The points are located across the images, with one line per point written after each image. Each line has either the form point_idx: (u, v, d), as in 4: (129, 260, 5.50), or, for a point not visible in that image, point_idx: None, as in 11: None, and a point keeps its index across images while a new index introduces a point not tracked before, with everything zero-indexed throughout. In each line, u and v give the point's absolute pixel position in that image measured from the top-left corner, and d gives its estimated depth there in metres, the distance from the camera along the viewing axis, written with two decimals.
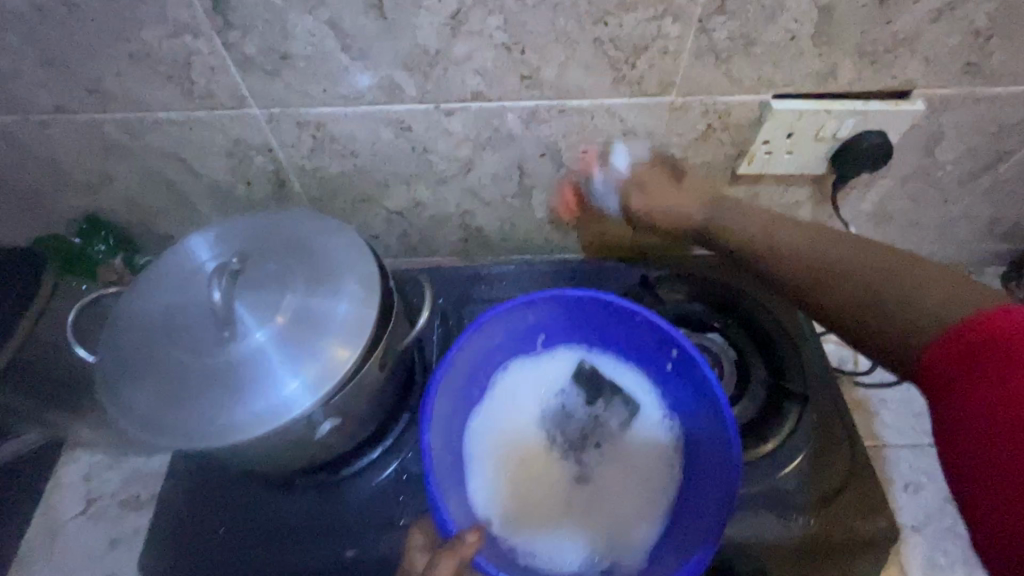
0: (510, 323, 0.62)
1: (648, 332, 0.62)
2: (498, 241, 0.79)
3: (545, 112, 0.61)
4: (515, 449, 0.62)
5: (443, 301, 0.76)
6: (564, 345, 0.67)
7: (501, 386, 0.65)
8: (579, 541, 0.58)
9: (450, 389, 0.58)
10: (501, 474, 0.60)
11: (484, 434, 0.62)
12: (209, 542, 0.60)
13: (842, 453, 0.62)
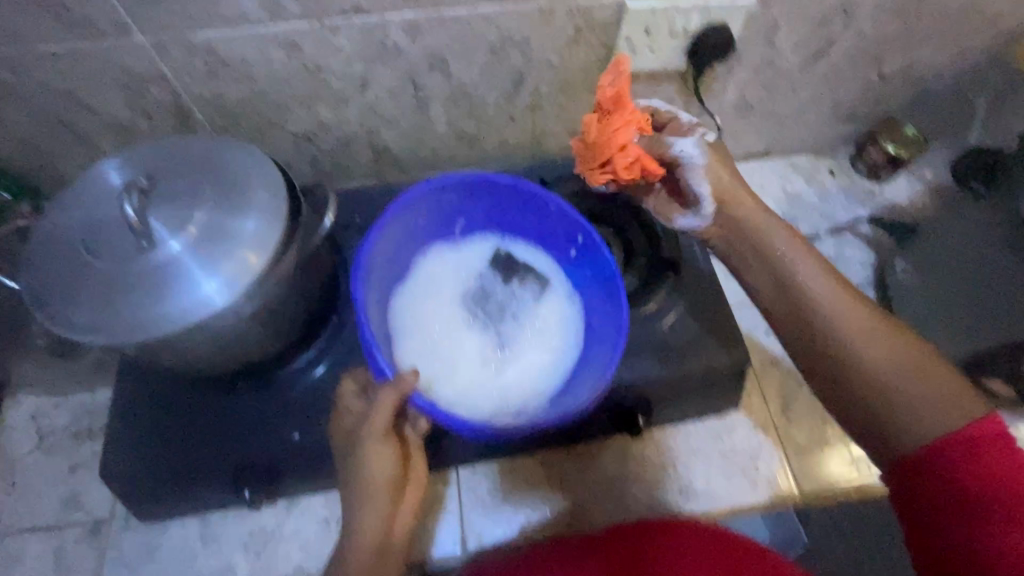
0: (434, 206, 0.70)
1: (553, 215, 0.72)
2: (407, 159, 0.85)
3: (426, 23, 0.66)
4: (439, 319, 0.71)
5: (360, 218, 0.82)
6: (480, 235, 0.76)
7: (425, 268, 0.73)
8: (496, 391, 0.67)
9: (380, 261, 0.66)
10: (425, 340, 0.69)
11: (412, 305, 0.70)
12: (162, 444, 0.66)
13: (709, 303, 0.74)
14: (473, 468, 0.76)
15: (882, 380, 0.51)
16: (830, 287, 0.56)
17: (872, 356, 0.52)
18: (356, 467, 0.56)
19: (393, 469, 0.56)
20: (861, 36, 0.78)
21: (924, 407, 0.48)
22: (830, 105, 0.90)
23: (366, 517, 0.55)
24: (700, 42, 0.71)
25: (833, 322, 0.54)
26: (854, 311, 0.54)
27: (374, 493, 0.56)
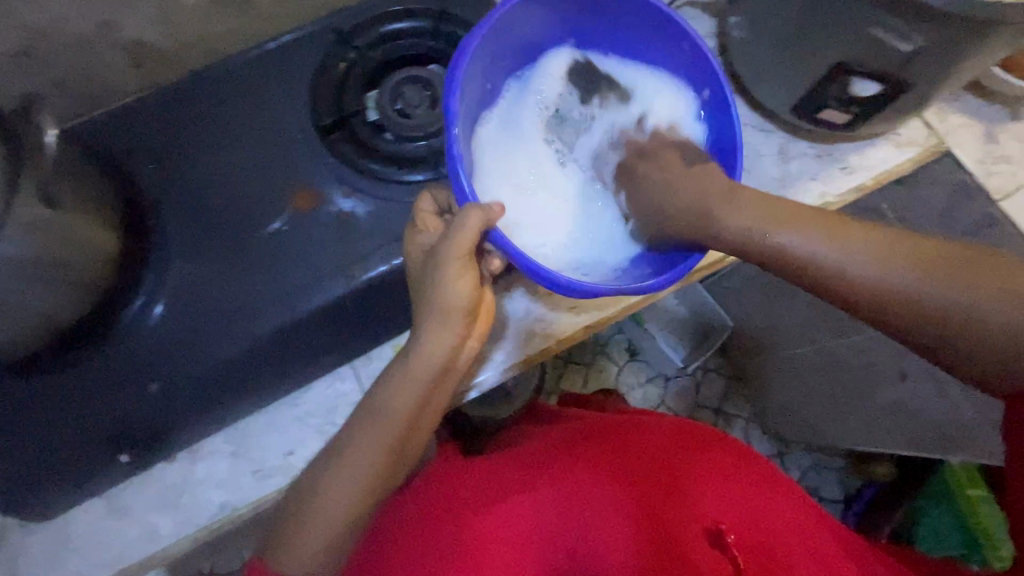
0: (546, 1, 0.61)
1: (643, 17, 0.62)
2: (174, 50, 0.70)
3: None
4: (507, 159, 0.65)
5: (147, 138, 0.69)
6: (567, 49, 0.68)
7: (508, 87, 0.67)
8: (572, 233, 0.66)
9: (484, 65, 0.60)
10: (501, 169, 0.65)
11: (483, 137, 0.65)
12: (22, 422, 0.66)
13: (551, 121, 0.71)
14: (369, 355, 0.71)
15: (955, 320, 0.46)
16: (809, 225, 0.51)
17: (935, 300, 0.47)
18: (424, 295, 0.57)
19: (467, 304, 0.57)
20: None
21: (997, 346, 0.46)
22: None
23: (432, 335, 0.57)
24: None
25: (853, 275, 0.49)
26: (861, 247, 0.49)
27: (448, 320, 0.57)
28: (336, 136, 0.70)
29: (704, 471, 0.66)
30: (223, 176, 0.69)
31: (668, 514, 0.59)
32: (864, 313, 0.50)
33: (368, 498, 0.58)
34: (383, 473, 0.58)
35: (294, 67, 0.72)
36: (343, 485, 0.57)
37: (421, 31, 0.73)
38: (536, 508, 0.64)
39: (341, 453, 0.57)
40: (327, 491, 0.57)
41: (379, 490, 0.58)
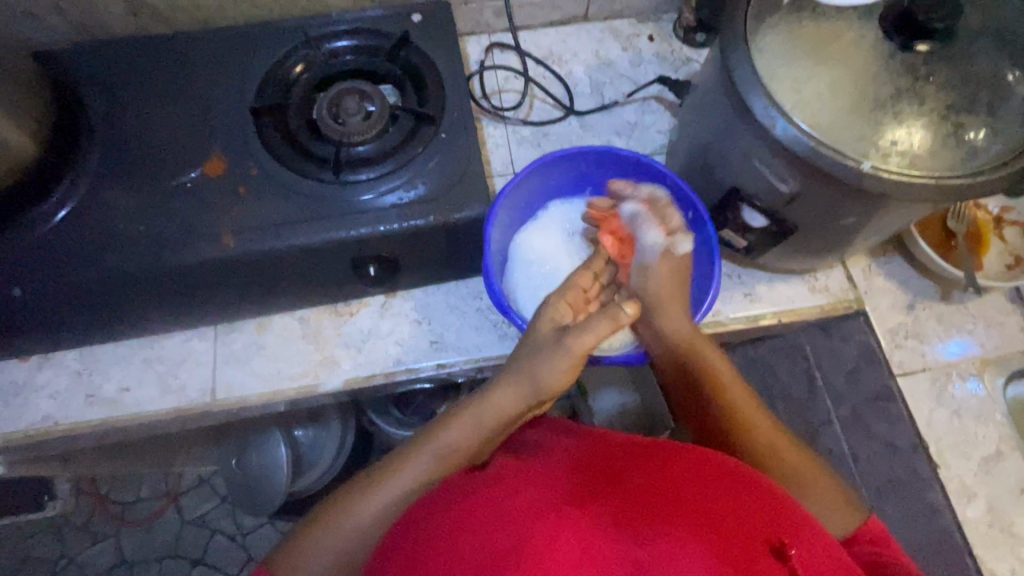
0: (549, 170, 0.76)
1: (628, 166, 0.75)
2: (169, 10, 0.80)
3: None
4: (536, 273, 0.75)
5: (111, 75, 0.77)
6: (578, 195, 0.81)
7: (543, 216, 0.79)
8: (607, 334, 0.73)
9: (513, 202, 0.75)
10: (533, 284, 0.75)
11: (521, 252, 0.77)
12: None
13: (465, 160, 0.74)
14: (234, 325, 0.77)
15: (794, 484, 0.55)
16: (741, 395, 0.61)
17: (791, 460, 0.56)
18: (528, 360, 0.59)
19: (545, 390, 0.58)
20: None
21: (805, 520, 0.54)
22: None
23: (502, 385, 0.59)
24: None
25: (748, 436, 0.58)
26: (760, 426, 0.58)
27: (523, 390, 0.58)
28: (267, 119, 0.75)
29: (819, 540, 0.43)
30: (160, 121, 0.74)
31: (757, 525, 0.41)
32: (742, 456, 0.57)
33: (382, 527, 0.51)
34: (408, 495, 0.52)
35: (263, 46, 0.79)
36: (371, 501, 0.52)
37: (385, 50, 0.79)
38: (602, 522, 0.39)
39: (372, 478, 0.54)
40: (348, 508, 0.52)
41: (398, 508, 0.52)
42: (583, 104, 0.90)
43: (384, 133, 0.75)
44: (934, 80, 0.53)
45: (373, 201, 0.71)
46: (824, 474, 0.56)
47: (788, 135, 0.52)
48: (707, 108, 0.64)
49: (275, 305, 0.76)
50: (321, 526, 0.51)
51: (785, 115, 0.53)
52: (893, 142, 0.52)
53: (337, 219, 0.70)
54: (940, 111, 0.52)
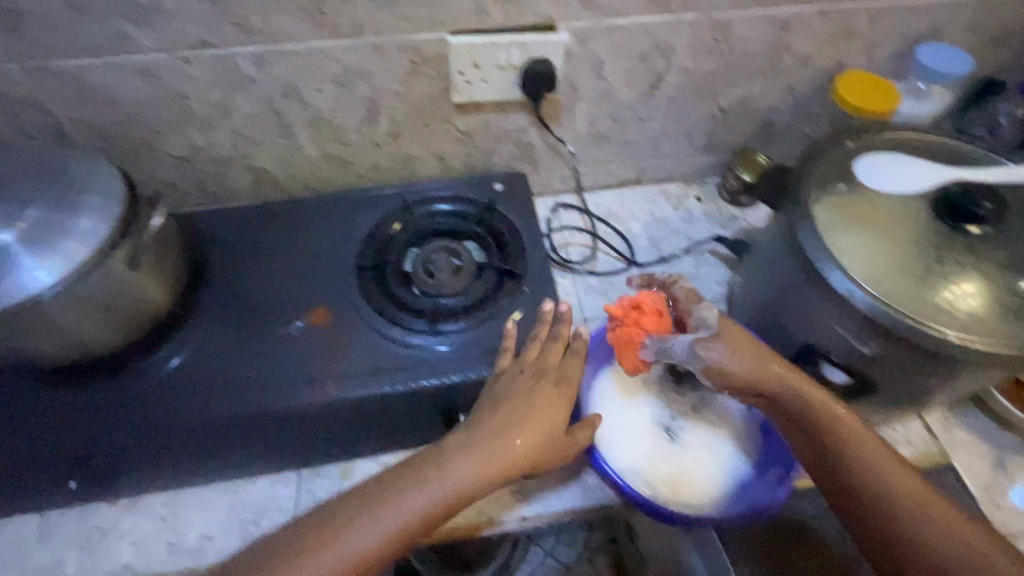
0: None
1: None
2: (286, 180, 0.92)
3: (270, 56, 0.73)
4: (618, 419, 0.75)
5: (232, 233, 0.87)
6: None
7: (620, 360, 0.81)
8: (693, 488, 0.71)
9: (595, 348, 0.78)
10: (616, 429, 0.75)
11: (600, 398, 0.77)
12: None
13: (549, 313, 0.80)
14: (318, 470, 0.78)
15: (912, 502, 0.61)
16: (870, 446, 0.63)
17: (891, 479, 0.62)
18: (498, 404, 0.69)
19: (519, 443, 0.66)
20: (686, 72, 0.86)
21: (932, 540, 0.59)
22: (683, 132, 0.98)
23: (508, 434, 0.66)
24: (525, 71, 0.79)
25: (868, 476, 0.62)
26: (880, 469, 0.62)
27: (535, 432, 0.67)
28: (366, 272, 0.83)
29: None
30: (271, 274, 0.83)
31: None
32: (855, 479, 0.62)
33: (382, 550, 0.60)
34: (409, 524, 0.60)
35: (367, 211, 0.91)
36: (369, 524, 0.60)
37: (471, 211, 0.90)
38: None
39: (369, 511, 0.61)
40: (350, 531, 0.60)
41: (398, 533, 0.60)
42: (644, 256, 0.98)
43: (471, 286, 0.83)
44: (992, 258, 0.59)
45: (463, 349, 0.77)
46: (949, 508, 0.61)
47: (867, 305, 0.57)
48: (779, 271, 0.70)
49: (361, 450, 0.78)
50: (330, 542, 0.59)
51: (861, 286, 0.58)
52: (967, 313, 0.57)
53: (430, 367, 0.75)
54: (1004, 286, 0.58)
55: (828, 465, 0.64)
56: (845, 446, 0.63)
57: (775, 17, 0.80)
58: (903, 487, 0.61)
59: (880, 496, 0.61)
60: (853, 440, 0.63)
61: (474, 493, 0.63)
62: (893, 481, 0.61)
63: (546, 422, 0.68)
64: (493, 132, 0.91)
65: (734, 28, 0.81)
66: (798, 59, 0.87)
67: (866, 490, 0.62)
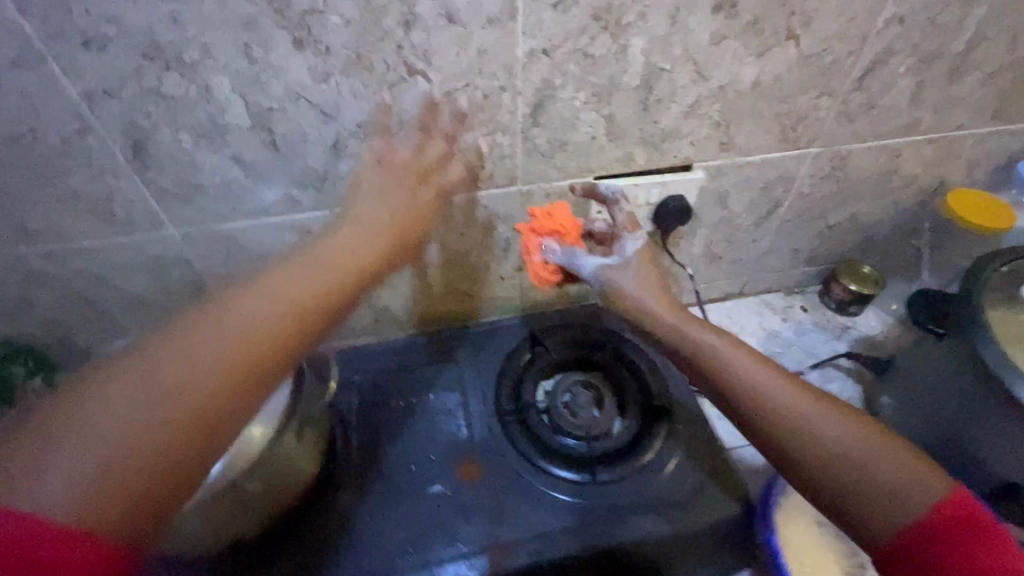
0: None
1: None
2: (406, 316, 0.91)
3: (422, 207, 0.75)
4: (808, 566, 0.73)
5: (360, 378, 0.85)
6: None
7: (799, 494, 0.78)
8: None
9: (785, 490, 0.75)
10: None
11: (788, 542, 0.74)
12: None
13: (706, 454, 0.77)
14: None
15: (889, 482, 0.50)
16: (870, 448, 0.53)
17: (842, 437, 0.53)
18: (364, 189, 0.64)
19: (305, 314, 0.51)
20: (801, 197, 0.89)
21: (894, 485, 0.50)
22: (789, 248, 0.99)
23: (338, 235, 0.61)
24: (660, 208, 0.81)
25: (819, 449, 0.53)
26: (829, 422, 0.54)
27: (381, 232, 0.61)
28: (508, 418, 0.80)
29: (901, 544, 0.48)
30: (409, 424, 0.80)
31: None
32: (840, 480, 0.52)
33: (194, 378, 0.44)
34: (202, 422, 0.43)
35: (492, 346, 0.90)
36: (141, 381, 0.42)
37: (600, 342, 0.88)
38: None
39: (150, 352, 0.44)
40: (120, 393, 0.41)
41: (154, 422, 0.41)
42: None
43: (616, 427, 0.80)
44: None
45: (627, 502, 0.73)
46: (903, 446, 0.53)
47: None
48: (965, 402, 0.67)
49: None
50: (55, 437, 0.39)
51: None
52: None
53: (597, 525, 0.71)
54: None
55: (834, 464, 0.52)
56: (812, 439, 0.54)
57: (890, 147, 0.84)
58: (879, 480, 0.51)
59: (852, 492, 0.51)
60: (831, 428, 0.54)
61: (244, 405, 0.46)
62: (866, 450, 0.53)
63: (352, 266, 0.57)
64: None
65: (850, 158, 0.84)
66: (906, 180, 0.90)
67: (837, 491, 0.52)
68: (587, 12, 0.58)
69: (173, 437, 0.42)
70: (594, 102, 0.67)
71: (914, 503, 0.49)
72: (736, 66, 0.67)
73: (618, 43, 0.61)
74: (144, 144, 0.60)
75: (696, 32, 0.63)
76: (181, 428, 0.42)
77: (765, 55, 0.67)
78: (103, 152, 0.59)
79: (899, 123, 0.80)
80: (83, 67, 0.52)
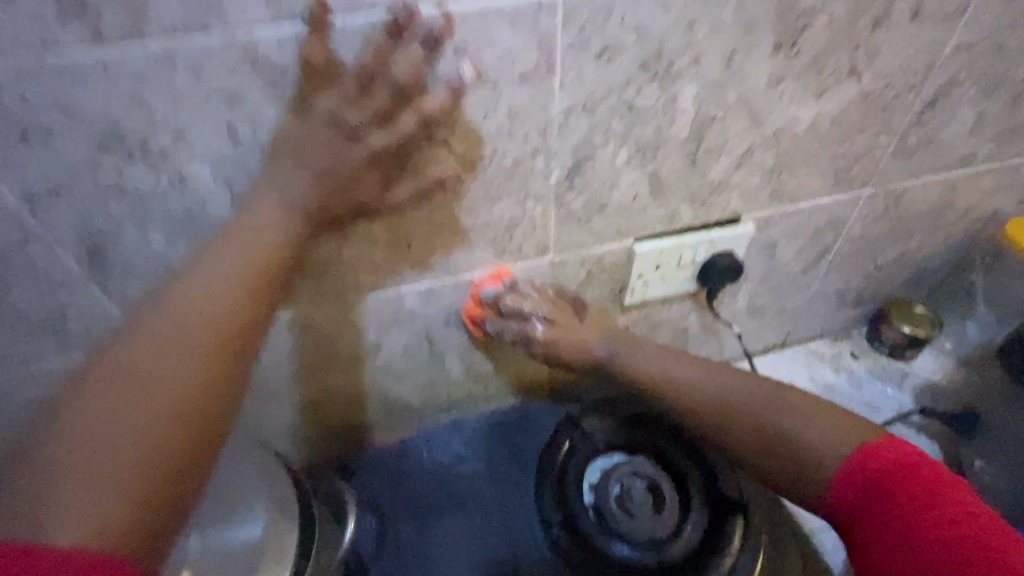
0: None
1: None
2: (423, 406, 0.79)
3: (441, 288, 0.64)
4: None
5: (377, 488, 0.72)
6: None
7: None
8: None
9: None
10: None
11: None
12: None
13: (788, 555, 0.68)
14: None
15: (740, 418, 0.61)
16: (738, 384, 0.63)
17: (702, 387, 0.64)
18: (286, 175, 0.45)
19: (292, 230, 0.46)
20: (852, 239, 0.81)
21: (816, 440, 0.56)
22: (837, 293, 0.90)
23: (291, 180, 0.45)
24: (708, 267, 0.71)
25: (747, 416, 0.61)
26: (742, 383, 0.63)
27: (331, 176, 0.46)
28: (556, 530, 0.68)
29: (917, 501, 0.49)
30: (442, 545, 0.68)
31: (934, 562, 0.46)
32: (717, 417, 0.62)
33: (183, 351, 0.41)
34: (171, 415, 0.39)
35: (526, 434, 0.78)
36: (118, 409, 0.38)
37: (654, 417, 0.74)
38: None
39: (106, 377, 0.39)
40: (89, 426, 0.37)
41: (118, 457, 0.37)
42: None
43: (680, 530, 0.67)
44: None
45: None
46: (845, 414, 0.58)
47: None
48: None
49: None
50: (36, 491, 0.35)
51: None
52: None
53: None
54: None
55: (705, 416, 0.63)
56: (694, 392, 0.64)
57: (946, 181, 0.77)
58: (745, 405, 0.61)
59: (757, 432, 0.60)
60: (699, 373, 0.65)
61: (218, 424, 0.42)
62: (743, 403, 0.61)
63: (319, 153, 0.45)
64: (653, 324, 0.81)
65: (904, 195, 0.77)
66: (959, 213, 0.83)
67: (710, 428, 0.63)
68: (634, 61, 0.50)
69: (129, 477, 0.36)
70: (639, 159, 0.58)
71: (825, 450, 0.55)
72: (792, 109, 0.59)
73: (667, 92, 0.53)
74: (103, 249, 0.48)
75: (752, 76, 0.55)
76: (152, 379, 0.40)
77: (824, 95, 0.59)
78: (49, 261, 0.47)
79: (956, 156, 0.73)
80: (22, 163, 0.41)
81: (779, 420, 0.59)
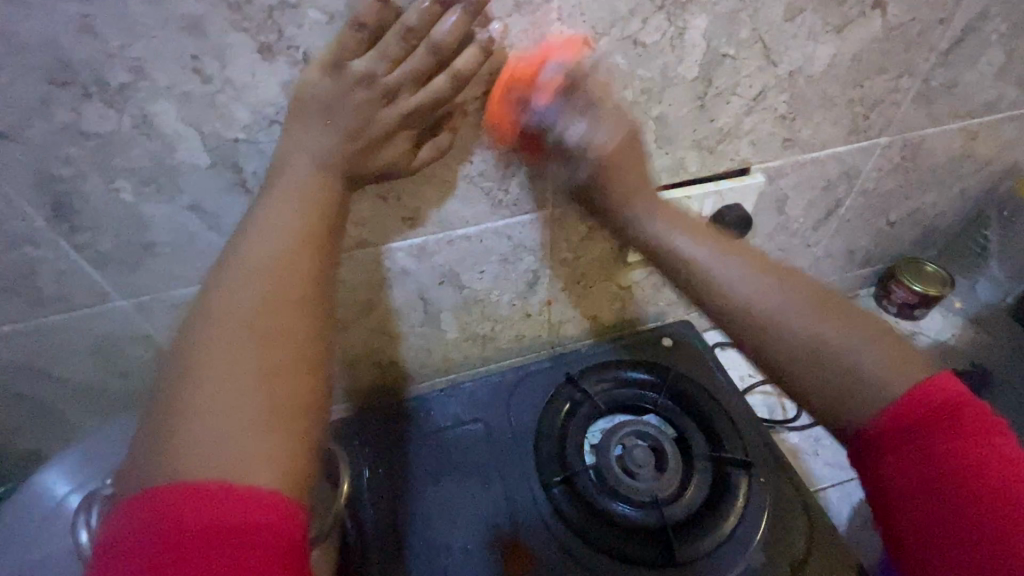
0: None
1: None
2: (419, 369, 0.77)
3: (434, 244, 0.61)
4: None
5: (373, 451, 0.71)
6: None
7: None
8: None
9: None
10: None
11: None
12: None
13: (799, 514, 0.66)
14: None
15: (846, 358, 0.47)
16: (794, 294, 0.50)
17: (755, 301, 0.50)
18: (304, 124, 0.42)
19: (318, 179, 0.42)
20: (865, 192, 0.77)
21: (869, 368, 0.46)
22: (846, 250, 0.87)
23: (306, 130, 0.42)
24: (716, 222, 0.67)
25: (791, 338, 0.48)
26: (828, 317, 0.48)
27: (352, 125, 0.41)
28: (557, 493, 0.66)
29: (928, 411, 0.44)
30: (439, 508, 0.66)
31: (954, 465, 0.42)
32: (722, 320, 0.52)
33: (272, 302, 0.37)
34: (288, 362, 0.36)
35: (527, 395, 0.76)
36: (217, 372, 0.34)
37: (656, 381, 0.74)
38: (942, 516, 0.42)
39: (211, 330, 0.35)
40: (198, 386, 0.33)
41: (246, 411, 0.34)
42: None
43: (683, 490, 0.65)
44: None
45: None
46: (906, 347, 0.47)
47: None
48: None
49: None
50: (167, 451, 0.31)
51: None
52: None
53: None
54: None
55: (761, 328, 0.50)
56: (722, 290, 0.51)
57: (968, 129, 0.72)
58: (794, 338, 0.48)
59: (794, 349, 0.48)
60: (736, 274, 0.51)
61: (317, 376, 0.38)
62: (811, 341, 0.48)
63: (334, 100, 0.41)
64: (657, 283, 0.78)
65: (922, 144, 0.73)
66: (978, 164, 0.79)
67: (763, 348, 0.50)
68: None
69: (273, 427, 0.34)
70: (643, 101, 0.54)
71: (891, 387, 0.45)
72: (809, 47, 0.55)
73: (675, 26, 0.49)
74: (69, 200, 0.44)
75: (767, 6, 0.50)
76: (248, 334, 0.36)
77: (844, 30, 0.55)
78: (12, 213, 0.44)
79: (979, 101, 0.69)
80: None
81: (833, 352, 0.47)
